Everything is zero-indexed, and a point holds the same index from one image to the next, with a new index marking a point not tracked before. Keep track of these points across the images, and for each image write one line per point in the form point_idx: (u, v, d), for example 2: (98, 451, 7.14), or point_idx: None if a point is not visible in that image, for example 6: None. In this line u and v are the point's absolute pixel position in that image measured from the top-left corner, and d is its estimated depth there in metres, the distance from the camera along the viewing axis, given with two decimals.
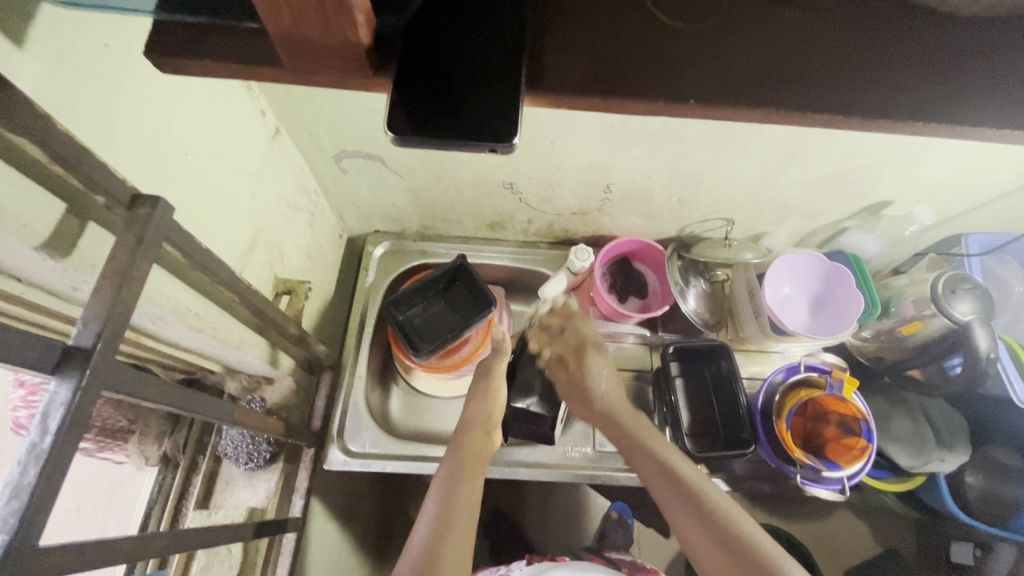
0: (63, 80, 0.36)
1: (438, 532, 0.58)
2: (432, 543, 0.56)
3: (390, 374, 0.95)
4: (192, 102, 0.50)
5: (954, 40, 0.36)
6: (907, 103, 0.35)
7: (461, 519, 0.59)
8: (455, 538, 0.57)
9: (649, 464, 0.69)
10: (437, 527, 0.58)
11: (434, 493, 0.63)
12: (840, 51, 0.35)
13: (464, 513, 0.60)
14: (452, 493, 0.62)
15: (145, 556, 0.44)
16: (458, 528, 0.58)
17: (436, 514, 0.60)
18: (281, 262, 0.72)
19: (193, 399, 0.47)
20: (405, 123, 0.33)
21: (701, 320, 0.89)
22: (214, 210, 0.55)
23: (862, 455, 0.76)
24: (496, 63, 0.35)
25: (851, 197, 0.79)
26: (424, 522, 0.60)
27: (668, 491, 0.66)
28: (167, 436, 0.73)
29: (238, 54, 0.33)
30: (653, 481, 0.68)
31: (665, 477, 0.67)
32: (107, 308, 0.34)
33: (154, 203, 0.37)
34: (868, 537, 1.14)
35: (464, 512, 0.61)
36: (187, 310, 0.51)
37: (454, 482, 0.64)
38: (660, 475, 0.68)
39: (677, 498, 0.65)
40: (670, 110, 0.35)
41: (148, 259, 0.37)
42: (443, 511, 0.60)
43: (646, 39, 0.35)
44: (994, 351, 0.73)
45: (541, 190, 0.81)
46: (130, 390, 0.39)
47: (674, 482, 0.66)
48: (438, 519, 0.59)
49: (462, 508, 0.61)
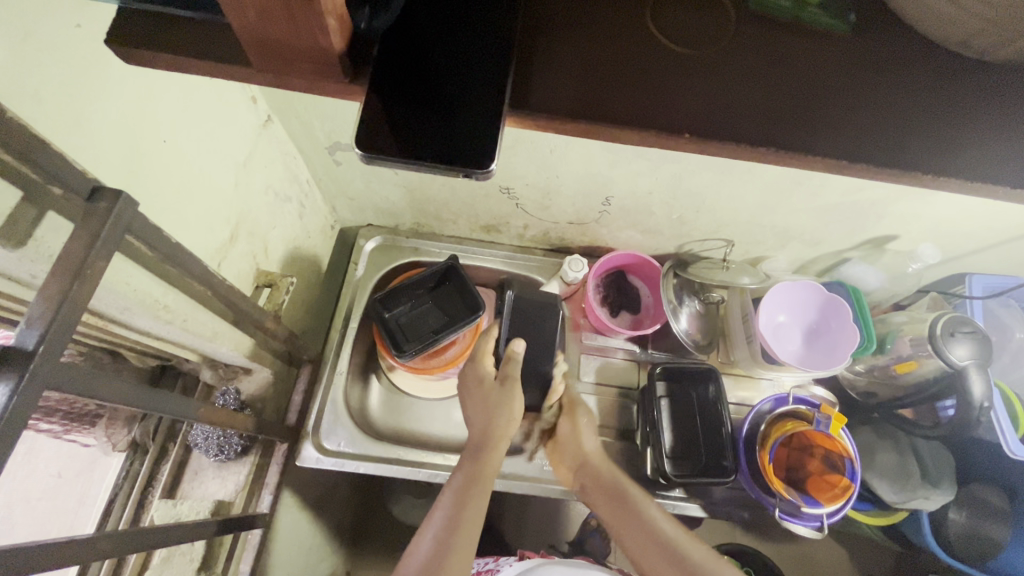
0: (26, 60, 0.34)
1: (445, 537, 0.54)
2: (442, 544, 0.53)
3: (373, 371, 0.93)
4: (175, 91, 0.48)
5: (978, 85, 0.34)
6: (916, 152, 0.33)
7: (470, 522, 0.56)
8: (465, 541, 0.54)
9: (619, 512, 0.66)
10: (443, 537, 0.54)
11: (444, 502, 0.58)
12: (851, 90, 0.33)
13: (473, 519, 0.56)
14: (461, 501, 0.58)
15: (97, 557, 0.43)
16: (467, 530, 0.55)
17: (443, 525, 0.55)
18: (264, 252, 0.71)
19: (153, 397, 0.45)
20: (375, 138, 0.32)
21: (691, 341, 0.86)
22: (192, 202, 0.53)
23: (844, 495, 0.74)
24: (483, 82, 0.33)
25: (857, 228, 0.76)
26: (431, 527, 0.56)
27: (632, 528, 0.63)
28: (138, 421, 0.71)
29: (204, 52, 0.31)
30: (609, 519, 0.66)
31: (635, 518, 0.64)
32: (54, 307, 0.33)
33: (114, 198, 0.36)
34: (847, 564, 1.12)
35: (470, 526, 0.55)
36: (155, 302, 0.49)
37: (464, 495, 0.58)
38: (629, 514, 0.64)
39: (644, 539, 0.61)
40: (663, 143, 0.33)
41: (106, 256, 0.35)
42: (452, 519, 0.56)
43: (644, 62, 0.33)
44: (990, 399, 0.70)
45: (538, 197, 0.79)
46: (80, 390, 0.37)
47: (639, 521, 0.63)
48: (447, 524, 0.55)
49: (468, 519, 0.56)
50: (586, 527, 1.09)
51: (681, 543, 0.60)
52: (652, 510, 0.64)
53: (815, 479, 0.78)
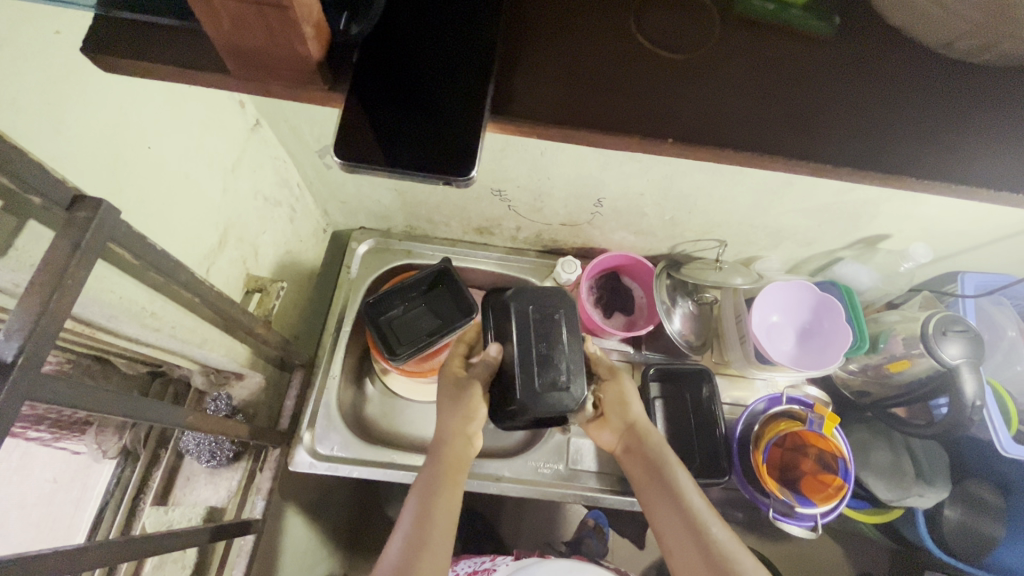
0: (4, 70, 0.34)
1: (415, 541, 0.54)
2: (409, 552, 0.53)
3: (366, 373, 0.93)
4: (157, 100, 0.47)
5: (965, 88, 0.34)
6: (901, 156, 0.32)
7: (440, 524, 0.55)
8: (433, 546, 0.54)
9: (657, 490, 0.61)
10: (413, 540, 0.54)
11: (411, 504, 0.58)
12: (836, 94, 0.33)
13: (441, 518, 0.56)
14: (431, 497, 0.58)
15: (86, 566, 0.43)
16: (437, 532, 0.55)
17: (413, 525, 0.55)
18: (254, 257, 0.70)
19: (139, 405, 0.44)
20: (355, 146, 0.32)
21: (686, 342, 0.86)
22: (178, 209, 0.53)
23: (837, 494, 0.74)
24: (466, 88, 0.32)
25: (849, 228, 0.76)
26: (402, 528, 0.56)
27: (666, 513, 0.58)
28: (129, 428, 0.71)
29: (181, 59, 0.31)
30: (646, 496, 0.62)
31: (669, 497, 0.59)
32: (33, 319, 0.32)
33: (95, 207, 0.35)
34: (843, 561, 1.13)
35: (440, 527, 0.55)
36: (142, 310, 0.49)
37: (429, 498, 0.57)
38: (664, 492, 0.60)
39: (679, 520, 0.57)
40: (647, 147, 0.33)
41: (87, 266, 0.35)
42: (422, 518, 0.56)
43: (628, 67, 0.33)
44: (982, 398, 0.70)
45: (530, 199, 0.79)
46: (63, 401, 0.37)
47: (673, 502, 0.59)
48: (414, 532, 0.54)
49: (437, 517, 0.56)
50: (583, 527, 1.09)
51: (707, 521, 0.56)
52: (685, 487, 0.60)
53: (809, 479, 0.78)
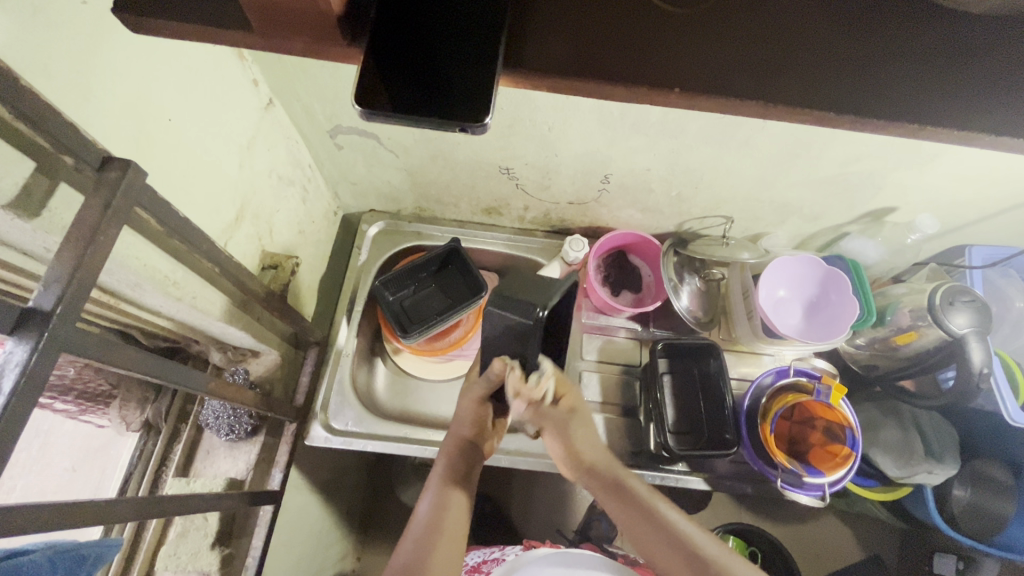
0: (36, 34, 0.36)
1: (427, 534, 0.53)
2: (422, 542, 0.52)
3: (378, 354, 0.94)
4: (178, 74, 0.49)
5: (963, 39, 0.34)
6: (902, 103, 0.33)
7: (453, 520, 0.55)
8: (445, 538, 0.52)
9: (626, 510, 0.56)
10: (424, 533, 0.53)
11: (427, 497, 0.58)
12: (838, 45, 0.34)
13: (455, 514, 0.56)
14: (444, 492, 0.57)
15: (116, 520, 0.44)
16: (450, 527, 0.54)
17: (427, 515, 0.55)
18: (269, 235, 0.72)
19: (166, 366, 0.46)
20: (371, 96, 0.33)
21: (692, 318, 0.88)
22: (197, 185, 0.55)
23: (845, 463, 0.74)
24: (478, 46, 0.34)
25: (856, 201, 0.77)
26: (416, 522, 0.55)
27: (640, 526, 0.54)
28: (150, 402, 0.75)
29: (197, 15, 0.33)
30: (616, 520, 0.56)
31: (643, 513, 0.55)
32: (70, 270, 0.34)
33: (124, 167, 0.37)
34: (853, 542, 1.13)
35: (454, 519, 0.55)
36: (165, 278, 0.50)
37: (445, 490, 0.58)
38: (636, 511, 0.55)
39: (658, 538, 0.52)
40: (656, 98, 0.34)
41: (116, 224, 0.37)
42: (437, 511, 0.55)
43: (634, 21, 0.34)
44: (990, 366, 0.70)
45: (539, 177, 0.80)
46: (96, 356, 0.38)
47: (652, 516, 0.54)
48: (427, 525, 0.54)
49: (451, 511, 0.56)
50: (593, 509, 1.10)
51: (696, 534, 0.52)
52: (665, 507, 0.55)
53: (817, 451, 0.79)
